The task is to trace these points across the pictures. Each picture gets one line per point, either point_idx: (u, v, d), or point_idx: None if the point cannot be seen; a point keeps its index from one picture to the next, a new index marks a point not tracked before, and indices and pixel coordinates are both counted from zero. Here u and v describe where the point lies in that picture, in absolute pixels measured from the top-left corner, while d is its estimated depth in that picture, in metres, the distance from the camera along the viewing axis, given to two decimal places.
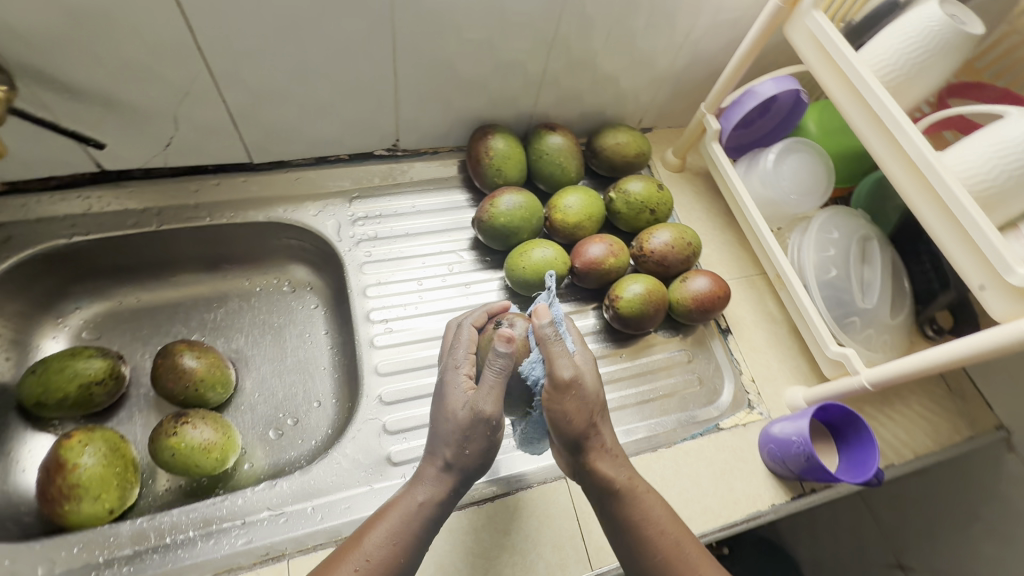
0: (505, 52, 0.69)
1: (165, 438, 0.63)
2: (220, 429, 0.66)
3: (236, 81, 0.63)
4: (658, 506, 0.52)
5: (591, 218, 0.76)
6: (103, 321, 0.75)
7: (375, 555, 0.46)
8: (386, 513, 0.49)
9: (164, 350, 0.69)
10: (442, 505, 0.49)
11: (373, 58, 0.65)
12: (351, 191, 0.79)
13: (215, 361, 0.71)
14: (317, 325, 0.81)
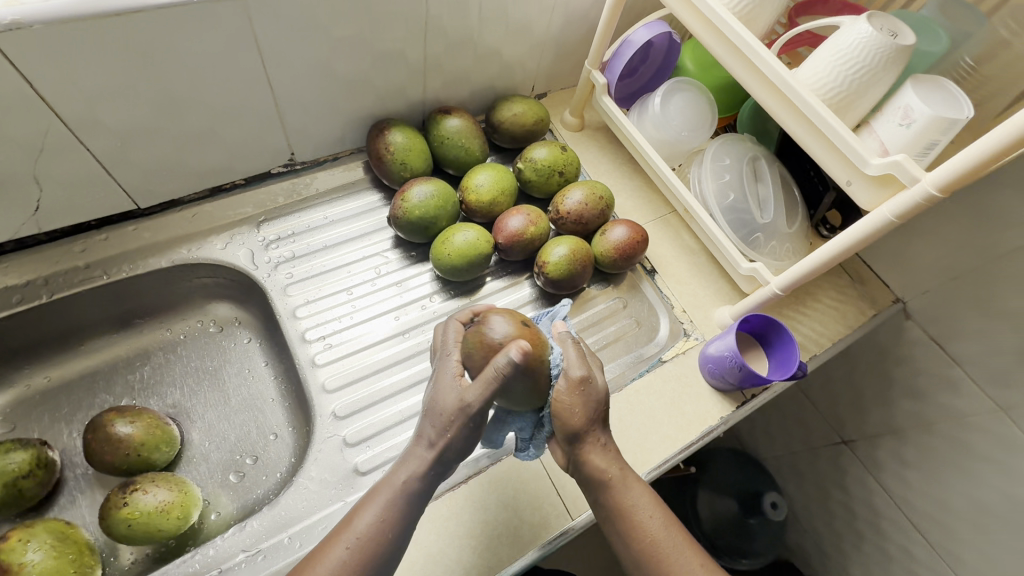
0: (380, 44, 0.68)
1: (116, 512, 0.59)
2: (176, 487, 0.64)
3: (96, 126, 0.58)
4: (643, 495, 0.55)
5: (504, 192, 0.78)
6: (15, 409, 0.69)
7: (358, 542, 0.46)
8: (366, 501, 0.48)
9: (92, 423, 0.64)
10: (425, 492, 0.49)
11: (242, 75, 0.62)
12: (256, 216, 0.75)
13: (153, 421, 0.67)
14: (254, 359, 0.79)
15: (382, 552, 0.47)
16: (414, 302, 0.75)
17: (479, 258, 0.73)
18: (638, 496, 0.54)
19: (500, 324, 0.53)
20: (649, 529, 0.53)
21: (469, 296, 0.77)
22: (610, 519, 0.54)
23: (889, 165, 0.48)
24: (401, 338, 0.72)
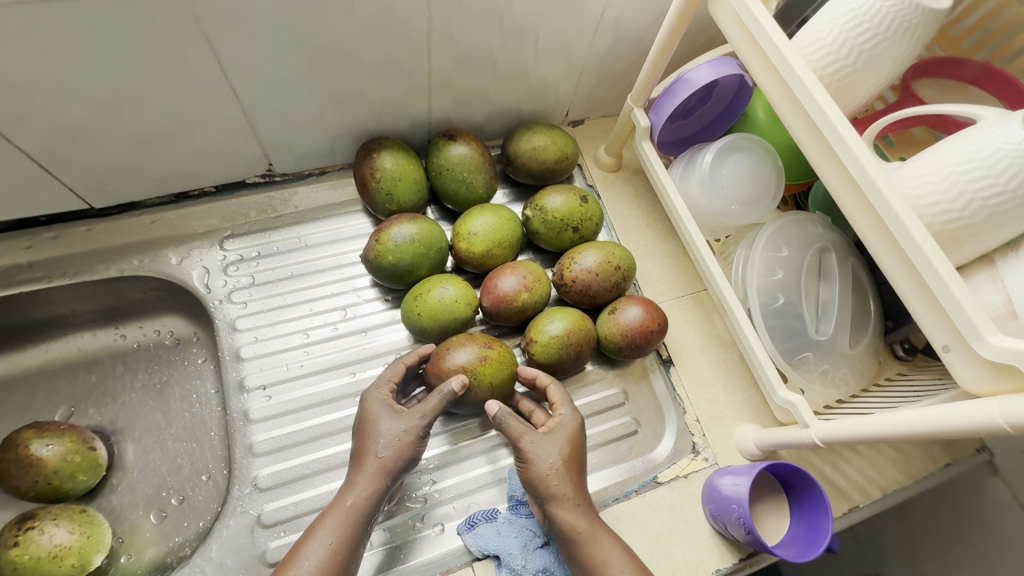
0: (373, 56, 0.57)
1: (6, 550, 0.54)
2: (81, 528, 0.58)
3: (25, 123, 0.50)
4: (618, 556, 0.49)
5: (502, 244, 0.65)
6: None
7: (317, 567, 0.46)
8: (321, 525, 0.48)
9: (8, 440, 0.59)
10: (370, 507, 0.50)
11: (199, 78, 0.52)
12: (222, 229, 0.67)
13: (75, 445, 0.61)
14: (205, 382, 0.71)
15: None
16: (376, 357, 0.64)
17: (454, 321, 0.62)
18: (614, 558, 0.49)
19: (463, 354, 0.56)
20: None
21: None
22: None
23: (1017, 353, 0.33)
24: (353, 401, 0.61)
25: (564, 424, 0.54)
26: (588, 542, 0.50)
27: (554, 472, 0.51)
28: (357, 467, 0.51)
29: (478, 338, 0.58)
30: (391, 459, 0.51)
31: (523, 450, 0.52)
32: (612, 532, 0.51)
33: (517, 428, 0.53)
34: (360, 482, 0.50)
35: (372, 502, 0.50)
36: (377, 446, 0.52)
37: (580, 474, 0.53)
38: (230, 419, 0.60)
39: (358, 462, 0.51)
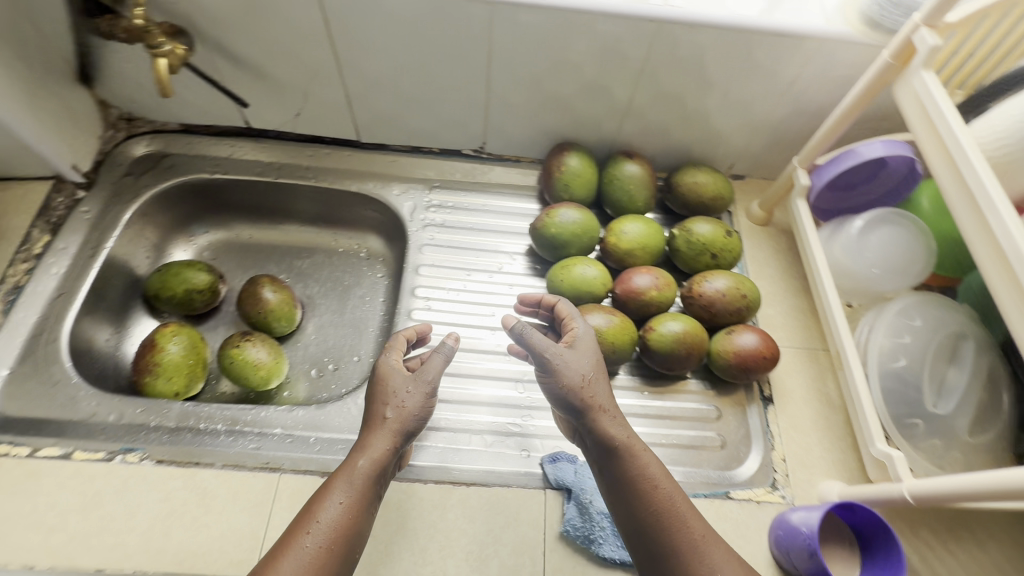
0: (595, 77, 0.73)
1: (230, 347, 0.75)
2: (273, 354, 0.77)
3: (355, 70, 0.73)
4: (654, 464, 0.53)
5: (644, 249, 0.76)
6: (220, 247, 0.90)
7: (330, 529, 0.48)
8: (334, 492, 0.50)
9: (253, 279, 0.82)
10: (383, 465, 0.52)
11: (471, 65, 0.71)
12: (433, 181, 0.87)
13: (288, 299, 0.82)
14: (377, 292, 0.90)
15: (356, 540, 0.49)
16: (514, 307, 0.78)
17: (587, 294, 0.73)
18: (660, 480, 0.52)
19: (594, 317, 0.68)
20: (680, 523, 0.50)
21: None
22: (631, 509, 0.52)
23: None
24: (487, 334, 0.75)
25: (583, 333, 0.60)
26: (633, 460, 0.53)
27: (589, 388, 0.56)
28: (367, 434, 0.53)
29: (602, 309, 0.70)
30: (403, 421, 0.54)
31: (552, 367, 0.55)
32: (648, 448, 0.55)
33: (541, 342, 0.56)
34: (373, 447, 0.53)
35: (382, 464, 0.53)
36: (391, 403, 0.54)
37: (606, 388, 0.57)
38: (397, 314, 0.76)
39: (371, 424, 0.54)
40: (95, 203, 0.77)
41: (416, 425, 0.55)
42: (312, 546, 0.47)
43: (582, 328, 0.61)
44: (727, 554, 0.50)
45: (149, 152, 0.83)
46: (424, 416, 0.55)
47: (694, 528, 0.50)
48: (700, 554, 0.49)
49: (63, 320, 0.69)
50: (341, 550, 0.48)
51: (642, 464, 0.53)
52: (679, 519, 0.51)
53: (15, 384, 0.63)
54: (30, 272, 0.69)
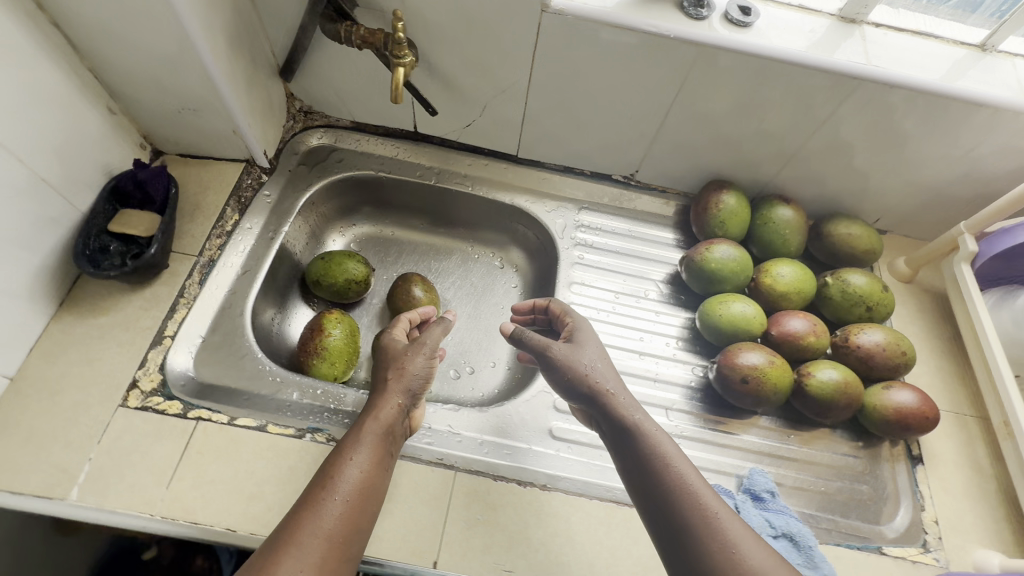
0: (774, 123, 0.75)
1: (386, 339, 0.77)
2: (423, 351, 0.80)
3: (543, 93, 0.76)
4: (668, 443, 0.56)
5: (799, 293, 0.77)
6: (366, 241, 0.94)
7: (351, 486, 0.51)
8: (353, 454, 0.53)
9: (405, 276, 0.86)
10: (392, 415, 0.58)
11: (657, 99, 0.74)
12: (582, 202, 0.90)
13: (435, 299, 0.86)
14: (511, 301, 0.92)
15: (372, 496, 0.52)
16: (660, 335, 0.81)
17: (744, 333, 0.74)
18: (673, 453, 0.54)
19: (753, 356, 0.70)
20: (687, 486, 0.52)
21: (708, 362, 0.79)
22: (642, 476, 0.54)
23: None
24: (635, 358, 0.79)
25: (578, 325, 0.69)
26: (640, 431, 0.57)
27: (586, 364, 0.63)
28: (377, 401, 0.59)
29: (759, 348, 0.72)
30: (404, 381, 0.61)
31: (550, 350, 0.65)
32: (658, 426, 0.58)
33: (539, 340, 0.67)
34: (380, 412, 0.58)
35: (393, 427, 0.58)
36: (409, 369, 0.62)
37: (602, 361, 0.64)
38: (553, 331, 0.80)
39: (385, 393, 0.60)
40: (276, 189, 0.81)
41: (418, 390, 0.62)
42: (336, 501, 0.49)
43: (579, 323, 0.69)
44: (729, 510, 0.50)
45: (321, 145, 0.87)
46: (424, 385, 0.62)
47: (693, 486, 0.51)
48: (700, 505, 0.50)
49: (248, 298, 0.72)
50: (360, 507, 0.51)
51: (642, 429, 0.57)
52: (690, 485, 0.52)
53: (209, 353, 0.67)
54: (222, 248, 0.73)
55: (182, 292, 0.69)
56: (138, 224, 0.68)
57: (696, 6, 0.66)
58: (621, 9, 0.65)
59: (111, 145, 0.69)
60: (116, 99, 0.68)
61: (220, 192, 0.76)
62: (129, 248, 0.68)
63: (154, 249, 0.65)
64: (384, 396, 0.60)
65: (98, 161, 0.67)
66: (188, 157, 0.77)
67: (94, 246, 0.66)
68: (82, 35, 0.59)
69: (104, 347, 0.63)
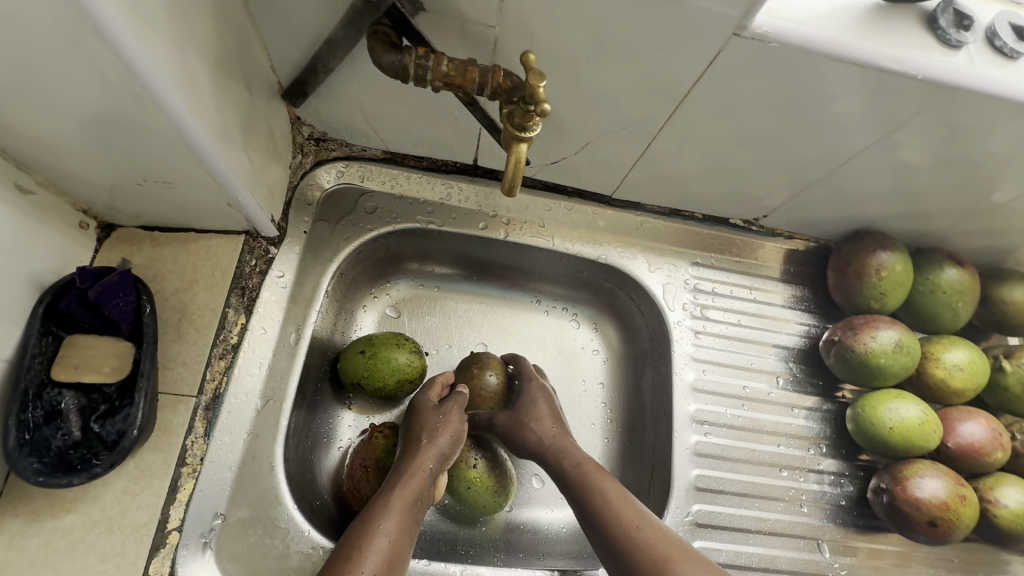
0: (985, 176, 0.55)
1: (464, 468, 0.58)
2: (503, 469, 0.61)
3: (680, 133, 0.53)
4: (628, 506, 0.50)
5: (974, 384, 0.62)
6: (409, 301, 0.70)
7: (379, 560, 0.43)
8: (383, 524, 0.46)
9: (471, 359, 0.63)
10: (421, 486, 0.50)
11: (840, 146, 0.53)
12: (694, 255, 0.69)
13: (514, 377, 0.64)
14: (593, 371, 0.72)
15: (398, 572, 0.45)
16: (801, 439, 0.65)
17: (920, 447, 0.59)
18: (615, 494, 0.51)
19: (928, 481, 0.56)
20: (625, 520, 0.48)
21: (855, 467, 0.65)
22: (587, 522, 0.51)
23: None
24: (776, 472, 0.63)
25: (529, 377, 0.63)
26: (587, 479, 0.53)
27: (532, 421, 0.59)
28: (411, 462, 0.51)
29: (930, 463, 0.58)
30: (437, 444, 0.53)
31: (496, 422, 0.60)
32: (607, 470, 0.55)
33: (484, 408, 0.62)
34: (412, 482, 0.50)
35: (423, 492, 0.50)
36: (434, 425, 0.54)
37: (557, 417, 0.60)
38: (675, 447, 0.62)
39: (414, 457, 0.52)
40: (291, 264, 0.57)
41: (448, 453, 0.53)
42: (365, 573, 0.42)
43: (535, 382, 0.63)
44: (674, 538, 0.47)
45: (342, 187, 0.62)
46: (454, 448, 0.54)
47: (634, 516, 0.48)
48: (644, 541, 0.46)
49: (275, 442, 0.51)
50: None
51: (593, 481, 0.53)
52: (621, 512, 0.49)
53: (235, 539, 0.48)
54: (229, 372, 0.51)
55: (184, 456, 0.47)
56: (104, 364, 0.45)
57: (958, 27, 0.43)
58: (850, 31, 0.42)
59: (36, 243, 0.44)
60: (31, 170, 0.42)
61: (214, 287, 0.52)
62: (92, 402, 0.45)
63: (137, 427, 0.43)
64: (418, 456, 0.52)
65: (18, 275, 0.43)
66: (157, 233, 0.52)
67: (37, 416, 0.42)
68: None
69: (84, 563, 0.43)
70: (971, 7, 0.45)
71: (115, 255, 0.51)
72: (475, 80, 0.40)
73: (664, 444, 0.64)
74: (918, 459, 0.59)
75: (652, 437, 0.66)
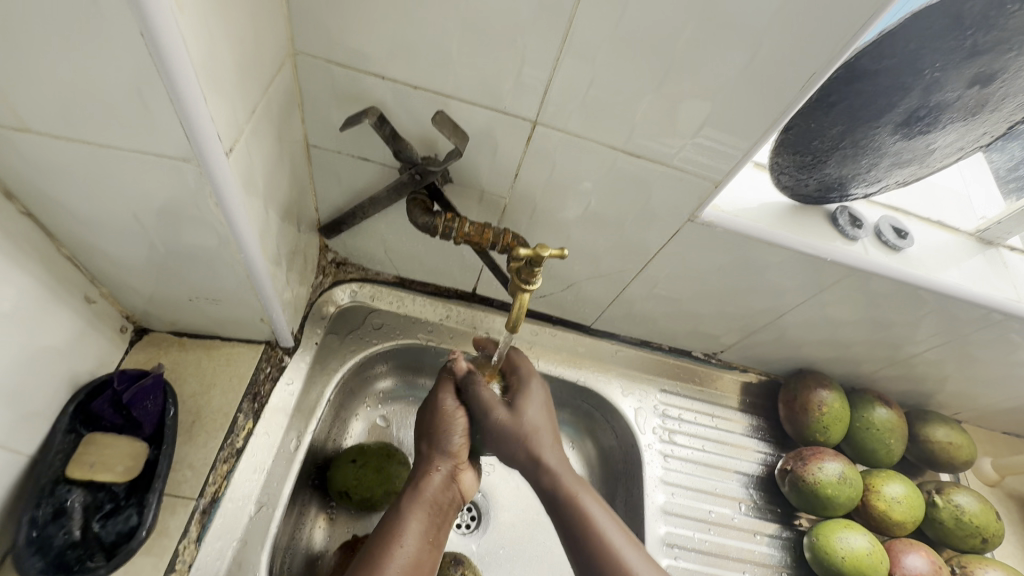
0: (894, 332, 0.67)
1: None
2: None
3: (649, 283, 0.64)
4: (597, 510, 0.53)
5: (912, 516, 0.69)
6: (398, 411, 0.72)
7: (401, 568, 0.47)
8: (400, 534, 0.50)
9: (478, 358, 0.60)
10: (434, 489, 0.53)
11: (777, 301, 0.64)
12: (662, 382, 0.77)
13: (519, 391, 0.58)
14: None
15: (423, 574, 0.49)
16: (765, 567, 0.69)
17: None
18: (596, 508, 0.53)
19: None
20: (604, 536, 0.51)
21: None
22: (568, 535, 0.53)
23: None
24: None
25: (537, 393, 0.58)
26: (575, 501, 0.53)
27: (523, 420, 0.55)
28: (422, 468, 0.55)
29: None
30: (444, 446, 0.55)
31: (442, 403, 0.55)
32: (586, 483, 0.55)
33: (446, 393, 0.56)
34: (424, 488, 0.53)
35: (439, 497, 0.53)
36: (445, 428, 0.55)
37: (545, 411, 0.57)
38: None
39: (427, 462, 0.55)
40: (299, 374, 0.62)
41: (460, 449, 0.55)
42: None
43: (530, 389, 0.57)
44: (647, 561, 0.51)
45: (354, 305, 0.69)
46: (465, 441, 0.56)
47: (614, 537, 0.51)
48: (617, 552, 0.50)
49: (261, 551, 0.52)
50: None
51: (585, 509, 0.52)
52: (605, 535, 0.51)
53: None
54: (229, 476, 0.54)
55: (174, 563, 0.47)
56: (117, 464, 0.47)
57: (853, 226, 0.57)
58: (773, 222, 0.55)
59: (84, 345, 0.49)
60: (99, 283, 0.49)
61: (230, 391, 0.56)
62: (96, 500, 0.46)
63: (148, 527, 0.46)
64: (427, 464, 0.55)
65: (62, 374, 0.47)
66: (185, 339, 0.58)
67: (45, 513, 0.44)
68: (74, 223, 0.41)
69: None
70: (863, 210, 0.60)
71: (142, 358, 0.56)
72: (490, 239, 0.51)
73: None
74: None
75: None
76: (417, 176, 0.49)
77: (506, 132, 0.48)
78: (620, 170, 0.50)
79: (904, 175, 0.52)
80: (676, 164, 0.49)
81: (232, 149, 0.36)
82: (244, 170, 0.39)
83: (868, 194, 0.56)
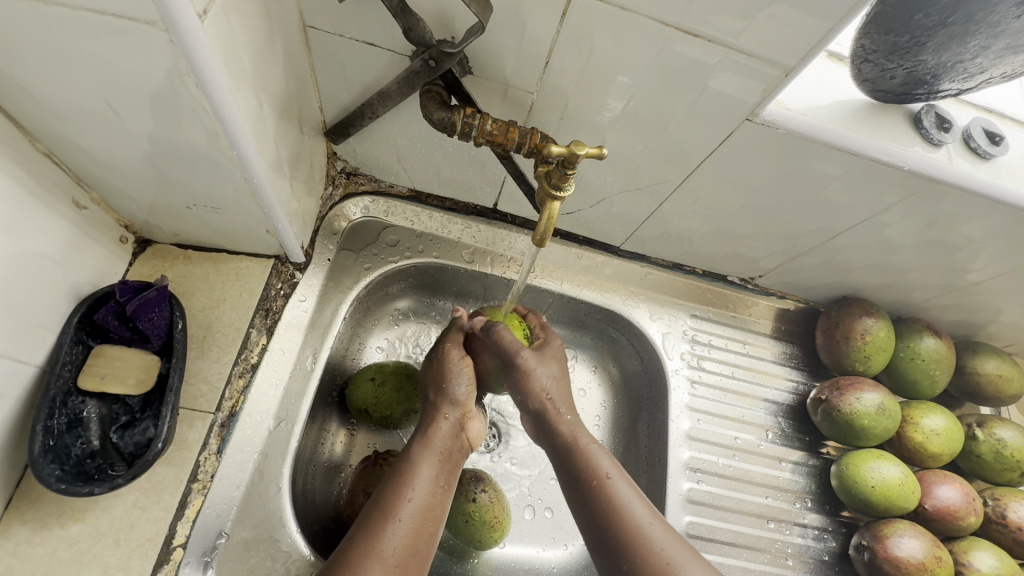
0: (961, 258, 0.61)
1: (463, 502, 0.57)
2: (502, 507, 0.60)
3: (693, 198, 0.57)
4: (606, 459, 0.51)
5: (950, 446, 0.66)
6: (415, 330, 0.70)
7: (414, 510, 0.45)
8: (414, 477, 0.47)
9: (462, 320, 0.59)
10: (443, 437, 0.51)
11: (834, 221, 0.58)
12: (693, 307, 0.73)
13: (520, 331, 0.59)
14: (591, 413, 0.74)
15: (435, 524, 0.46)
16: (787, 493, 0.69)
17: (900, 506, 0.62)
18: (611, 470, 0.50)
19: (909, 543, 0.60)
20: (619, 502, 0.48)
21: (838, 523, 0.69)
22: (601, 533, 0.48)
23: None
24: (762, 525, 0.66)
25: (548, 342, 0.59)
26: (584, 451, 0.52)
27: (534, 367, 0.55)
28: (430, 418, 0.52)
29: (909, 525, 0.62)
30: (446, 393, 0.54)
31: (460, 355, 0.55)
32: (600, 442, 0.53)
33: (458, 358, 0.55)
34: (434, 436, 0.51)
35: (448, 445, 0.51)
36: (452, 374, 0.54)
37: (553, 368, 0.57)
38: (670, 492, 0.65)
39: (434, 411, 0.53)
40: (313, 291, 0.59)
41: (465, 397, 0.54)
42: (402, 526, 0.43)
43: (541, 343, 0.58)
44: (669, 534, 0.47)
45: (366, 220, 0.64)
46: (470, 390, 0.55)
47: (629, 504, 0.48)
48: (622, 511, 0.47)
49: (283, 464, 0.52)
50: (425, 536, 0.44)
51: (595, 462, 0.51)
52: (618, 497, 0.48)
53: (236, 560, 0.47)
54: (246, 392, 0.52)
55: (195, 473, 0.48)
56: (129, 377, 0.46)
57: (939, 129, 0.49)
58: (844, 124, 0.48)
59: (82, 255, 0.46)
60: (89, 188, 0.45)
61: (240, 306, 0.54)
62: (112, 412, 0.46)
63: (163, 439, 0.44)
64: (435, 415, 0.53)
65: (61, 283, 0.44)
66: (190, 252, 0.55)
67: (60, 423, 0.43)
68: (46, 114, 0.37)
69: None
70: (951, 112, 0.52)
71: (148, 271, 0.53)
72: (515, 139, 0.45)
73: (658, 485, 0.66)
74: (897, 519, 0.63)
75: (645, 481, 0.68)
76: (431, 62, 0.43)
77: (536, 7, 0.40)
78: (670, 57, 0.42)
79: (1015, 65, 0.43)
80: (740, 46, 0.40)
81: (206, 12, 0.30)
82: (225, 45, 0.33)
83: (962, 91, 0.48)
